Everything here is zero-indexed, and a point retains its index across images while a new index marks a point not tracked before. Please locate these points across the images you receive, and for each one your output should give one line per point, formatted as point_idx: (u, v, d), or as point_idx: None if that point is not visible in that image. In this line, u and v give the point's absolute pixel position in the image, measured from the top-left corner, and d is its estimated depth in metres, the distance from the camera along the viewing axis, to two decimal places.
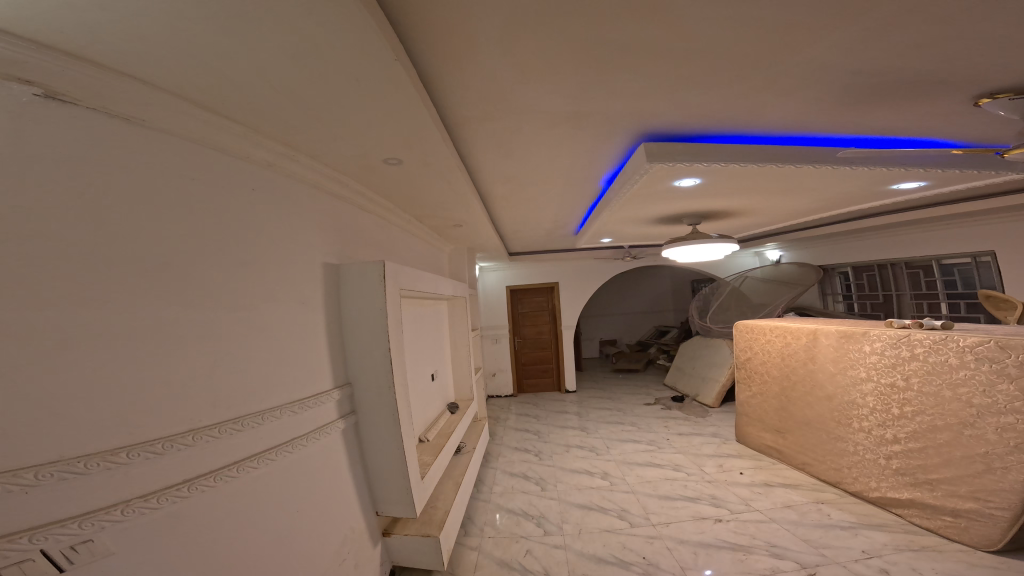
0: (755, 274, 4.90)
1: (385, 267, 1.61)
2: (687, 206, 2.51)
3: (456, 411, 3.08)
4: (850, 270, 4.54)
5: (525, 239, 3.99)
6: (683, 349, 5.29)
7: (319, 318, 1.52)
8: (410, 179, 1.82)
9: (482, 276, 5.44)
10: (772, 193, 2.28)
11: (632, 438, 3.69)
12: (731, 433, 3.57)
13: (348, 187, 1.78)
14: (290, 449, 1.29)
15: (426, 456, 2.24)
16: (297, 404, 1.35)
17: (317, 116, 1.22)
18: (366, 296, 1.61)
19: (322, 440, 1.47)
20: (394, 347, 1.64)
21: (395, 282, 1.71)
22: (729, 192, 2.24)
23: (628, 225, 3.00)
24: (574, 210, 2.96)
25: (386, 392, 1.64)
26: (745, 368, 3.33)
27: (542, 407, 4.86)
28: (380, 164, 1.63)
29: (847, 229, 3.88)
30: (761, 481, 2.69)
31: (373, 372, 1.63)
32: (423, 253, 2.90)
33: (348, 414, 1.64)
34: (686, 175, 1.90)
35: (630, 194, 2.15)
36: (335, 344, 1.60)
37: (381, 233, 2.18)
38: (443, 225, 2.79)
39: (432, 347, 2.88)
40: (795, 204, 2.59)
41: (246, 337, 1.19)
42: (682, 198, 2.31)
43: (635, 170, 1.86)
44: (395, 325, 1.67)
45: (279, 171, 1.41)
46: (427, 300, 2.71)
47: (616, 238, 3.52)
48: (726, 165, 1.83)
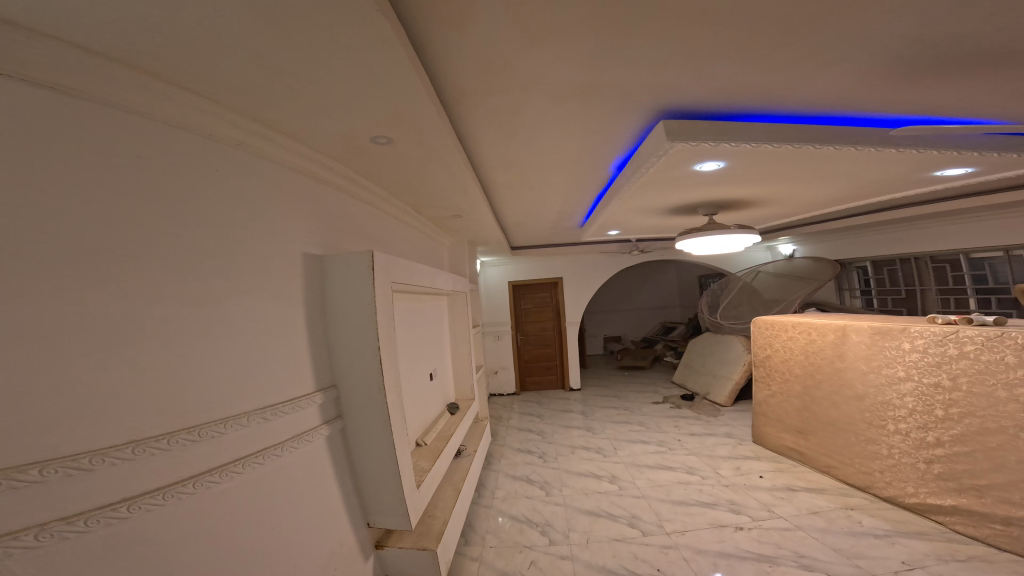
0: (769, 269, 4.67)
1: (375, 258, 1.41)
2: (706, 194, 2.32)
3: (457, 412, 2.93)
4: (870, 265, 4.34)
5: (527, 232, 3.80)
6: (692, 346, 5.11)
7: (300, 313, 1.35)
8: (403, 160, 1.65)
9: (483, 271, 5.27)
10: (801, 179, 2.10)
11: (641, 440, 3.53)
12: (745, 433, 3.41)
13: (334, 168, 1.61)
14: (261, 461, 1.13)
15: (425, 462, 2.09)
16: (270, 410, 1.18)
17: (287, 84, 1.05)
18: (353, 289, 1.40)
19: (302, 448, 1.31)
20: (388, 348, 1.47)
21: (387, 275, 1.52)
22: (755, 178, 2.06)
23: (639, 216, 2.82)
24: (581, 200, 2.78)
25: (376, 399, 1.46)
26: (763, 366, 3.16)
27: (547, 406, 4.71)
28: (367, 143, 1.46)
29: (869, 222, 3.68)
30: (783, 485, 2.53)
31: (359, 379, 1.45)
32: (421, 245, 2.74)
33: (334, 420, 1.47)
34: (707, 159, 1.73)
35: (644, 180, 1.97)
36: (317, 341, 1.43)
37: (372, 221, 2.01)
38: (440, 216, 2.62)
39: (431, 344, 2.71)
40: (822, 192, 2.41)
41: (207, 333, 1.03)
42: (702, 185, 2.13)
43: (652, 153, 1.68)
44: (389, 326, 1.48)
45: (251, 151, 1.25)
46: (425, 296, 2.56)
47: (624, 230, 3.34)
48: (755, 147, 1.64)
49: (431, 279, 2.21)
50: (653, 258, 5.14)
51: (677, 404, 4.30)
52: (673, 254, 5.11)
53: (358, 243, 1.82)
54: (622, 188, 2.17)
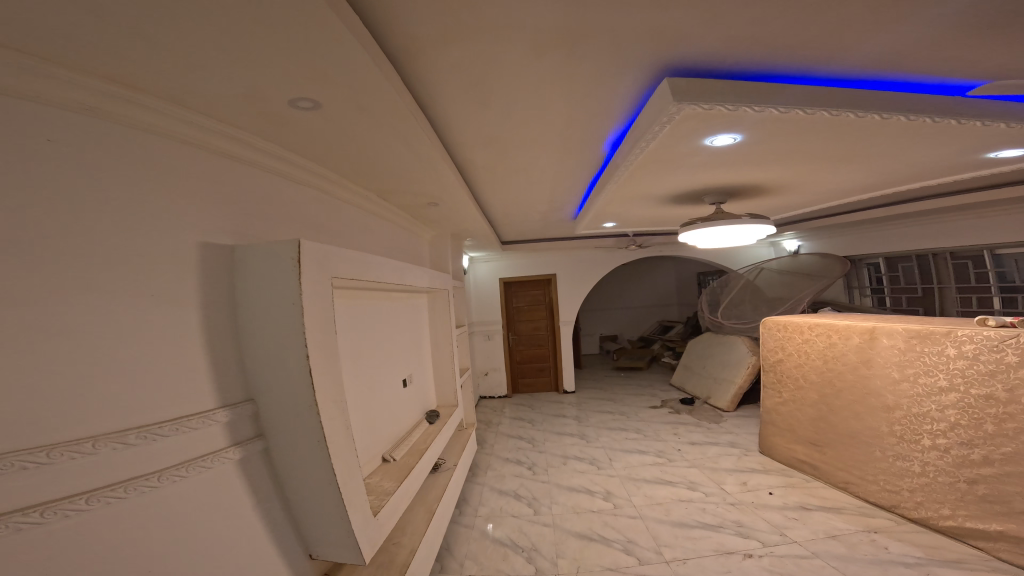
0: (772, 265, 4.40)
1: (303, 258, 1.06)
2: (714, 177, 2.04)
3: (436, 421, 2.61)
4: (882, 261, 4.08)
5: (517, 225, 3.51)
6: (692, 347, 4.84)
7: (196, 328, 1.02)
8: (349, 136, 1.32)
9: (471, 267, 4.97)
10: (825, 159, 1.82)
11: (639, 450, 3.26)
12: (751, 442, 3.16)
13: (264, 146, 1.28)
14: (121, 494, 0.85)
15: (388, 484, 1.77)
16: (137, 433, 0.88)
17: (120, 14, 0.72)
18: (274, 291, 1.05)
19: (202, 476, 1.01)
20: (326, 369, 1.14)
21: (328, 274, 1.17)
22: (774, 157, 1.78)
23: (637, 205, 2.54)
24: (573, 187, 2.49)
25: (309, 431, 1.13)
26: (774, 371, 2.90)
27: (538, 410, 4.43)
28: (291, 109, 1.12)
29: (887, 215, 3.42)
30: (796, 504, 2.26)
31: (282, 406, 1.13)
32: (396, 238, 2.43)
33: (250, 439, 1.15)
34: (721, 129, 1.44)
35: (644, 158, 1.67)
36: (230, 365, 1.11)
37: (329, 209, 1.69)
38: (416, 207, 2.31)
39: (405, 347, 2.40)
40: (845, 177, 2.14)
41: (14, 347, 0.73)
42: (712, 165, 1.85)
43: (652, 120, 1.37)
44: (326, 343, 1.14)
45: (112, 118, 0.92)
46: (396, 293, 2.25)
47: (620, 221, 3.06)
48: (782, 114, 1.34)
49: (401, 271, 1.89)
50: (652, 254, 4.87)
51: (677, 409, 4.04)
52: (672, 250, 4.84)
53: (301, 228, 1.49)
54: (614, 169, 1.87)
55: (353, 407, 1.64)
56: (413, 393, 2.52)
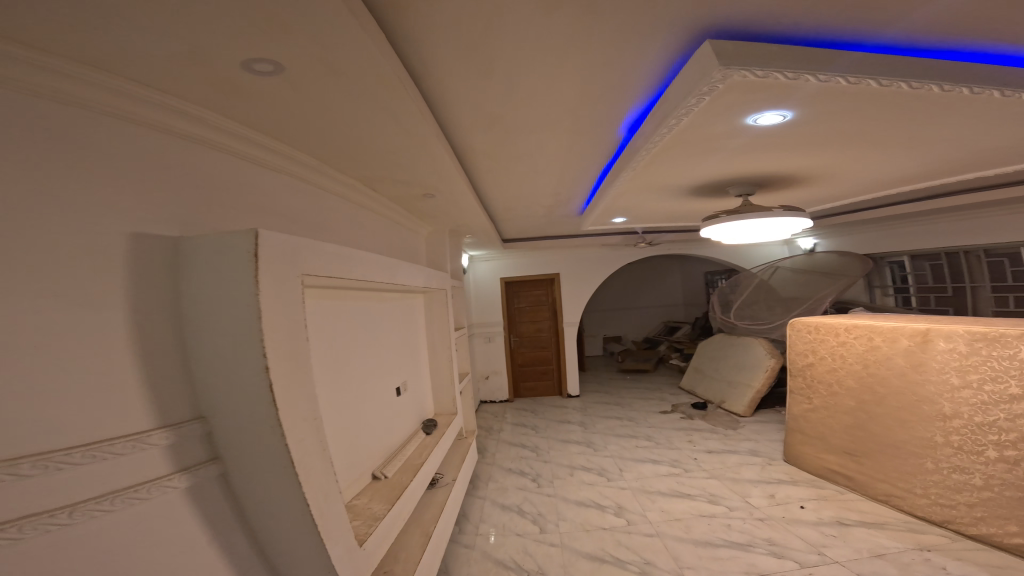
0: (786, 264, 4.21)
1: (263, 257, 0.86)
2: (748, 164, 1.84)
3: (434, 431, 2.41)
4: (907, 259, 3.85)
5: (519, 221, 3.31)
6: (702, 349, 4.64)
7: (130, 343, 0.82)
8: (326, 114, 1.12)
9: (471, 266, 4.77)
10: (873, 144, 1.63)
11: (651, 459, 3.06)
12: (773, 450, 2.96)
13: (226, 124, 1.08)
14: (15, 535, 0.66)
15: (378, 506, 1.53)
16: (39, 460, 0.69)
17: None
18: (228, 295, 0.85)
19: (137, 508, 0.82)
20: (294, 388, 0.93)
21: (297, 274, 0.97)
22: (819, 141, 1.58)
23: (653, 197, 2.35)
24: (583, 177, 2.27)
25: (278, 464, 0.94)
26: (802, 376, 2.71)
27: (541, 415, 4.22)
28: (251, 79, 0.92)
29: (916, 210, 3.22)
30: (832, 519, 2.10)
31: (244, 434, 0.93)
32: (389, 232, 2.22)
33: (203, 464, 0.95)
34: (767, 104, 1.23)
35: (672, 138, 1.45)
36: (174, 384, 0.90)
37: (311, 197, 1.48)
38: (412, 200, 2.10)
39: (398, 351, 2.19)
40: (887, 165, 1.94)
41: None
42: (747, 150, 1.65)
43: (687, 92, 1.15)
44: (293, 360, 0.93)
45: (2, 83, 0.72)
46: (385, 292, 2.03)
47: (632, 216, 2.86)
48: (849, 85, 1.13)
49: (391, 266, 1.68)
50: (660, 252, 4.67)
51: (689, 414, 3.84)
52: (681, 247, 4.63)
53: (278, 215, 1.28)
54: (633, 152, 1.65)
55: (328, 423, 1.42)
56: (407, 402, 2.31)
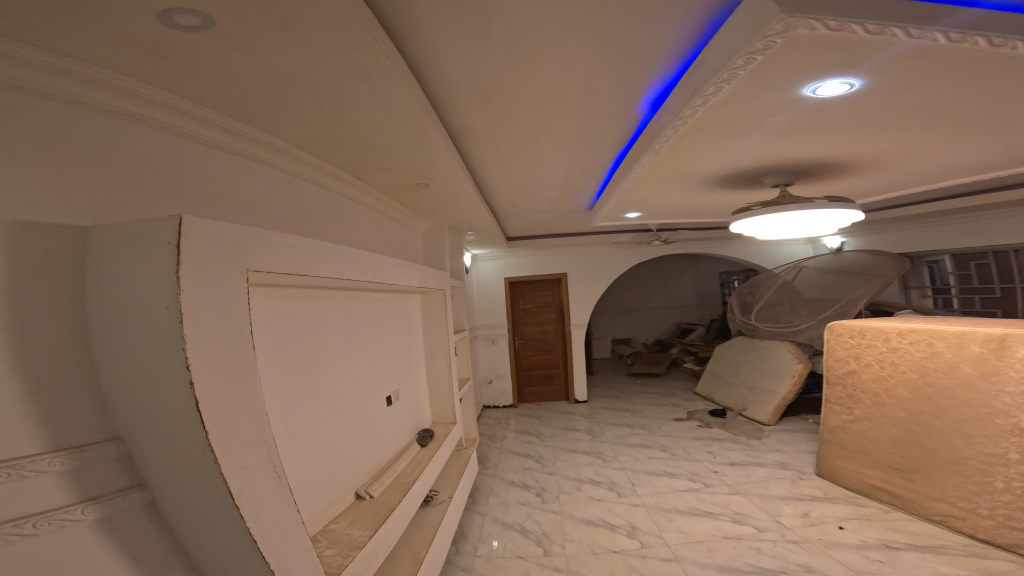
0: (812, 262, 3.91)
1: (186, 251, 0.67)
2: (793, 150, 1.63)
3: (430, 443, 2.21)
4: (949, 258, 3.57)
5: (524, 217, 3.11)
6: (719, 353, 4.38)
7: (15, 358, 0.65)
8: (283, 82, 0.93)
9: (473, 266, 4.57)
10: (943, 124, 1.40)
11: (667, 472, 2.83)
12: (802, 462, 2.73)
13: (159, 95, 0.89)
14: None
15: (359, 532, 1.34)
16: None
17: None
18: (139, 298, 0.67)
19: (28, 543, 0.65)
20: (233, 416, 0.75)
21: (238, 275, 0.78)
22: (880, 121, 1.36)
23: (675, 188, 2.13)
24: (595, 165, 2.06)
25: (213, 504, 0.75)
26: (843, 384, 2.51)
27: (547, 422, 4.01)
28: (173, 34, 0.73)
29: (963, 205, 2.94)
30: (878, 543, 1.90)
31: (176, 470, 0.74)
32: (380, 227, 2.03)
33: (122, 491, 0.77)
34: (831, 69, 1.01)
35: (707, 112, 1.23)
36: (81, 410, 0.73)
37: (280, 182, 1.30)
38: (405, 190, 1.91)
39: (389, 359, 2.00)
40: (950, 150, 1.70)
41: None
42: (791, 131, 1.42)
43: (730, 53, 0.93)
44: (230, 380, 0.75)
45: None
46: (374, 292, 1.84)
47: (647, 210, 2.64)
48: (948, 45, 0.89)
49: (376, 262, 1.48)
50: (673, 251, 4.42)
51: (707, 421, 3.60)
52: (696, 246, 4.38)
53: (232, 200, 1.10)
54: (655, 132, 1.43)
55: (292, 446, 1.22)
56: (401, 412, 2.12)
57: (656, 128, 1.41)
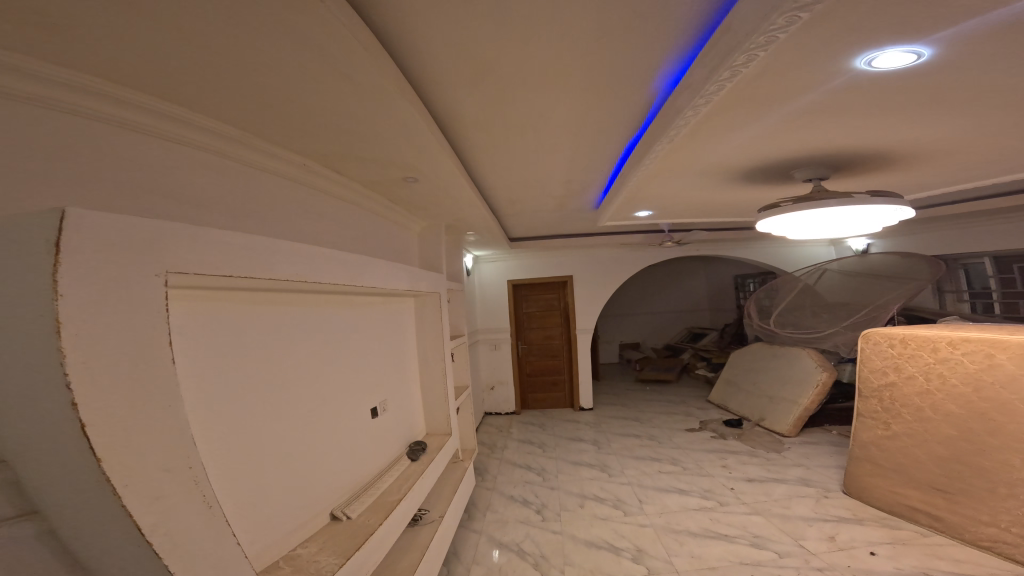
0: (835, 266, 3.72)
1: (70, 244, 0.55)
2: (834, 139, 1.45)
3: (422, 456, 2.05)
4: (991, 261, 3.30)
5: (526, 217, 2.96)
6: (734, 361, 4.14)
7: None
8: (223, 54, 0.81)
9: (476, 268, 4.43)
10: (1006, 104, 1.20)
11: (678, 488, 2.63)
12: (827, 479, 2.51)
13: (65, 74, 0.77)
14: None
15: (327, 559, 1.19)
16: None
17: None
18: (10, 301, 0.55)
19: None
20: (140, 443, 0.61)
21: (147, 274, 0.65)
22: (933, 101, 1.17)
23: (689, 182, 1.95)
24: (603, 159, 1.88)
25: (121, 547, 0.63)
26: (879, 397, 2.29)
27: (550, 430, 3.84)
28: None
29: (1009, 202, 2.69)
30: (916, 571, 1.70)
31: (73, 507, 0.61)
32: (367, 224, 1.90)
33: (10, 520, 0.63)
34: (888, 30, 0.83)
35: (736, 87, 1.04)
36: None
37: (238, 174, 1.18)
38: (393, 185, 1.78)
39: (374, 368, 1.86)
40: (1008, 138, 1.49)
41: None
42: (832, 112, 1.24)
43: (768, 12, 0.75)
44: (135, 403, 0.62)
45: None
46: (355, 297, 1.69)
47: (659, 208, 2.46)
48: None
49: (349, 264, 1.33)
50: (685, 252, 4.21)
51: (721, 432, 3.38)
52: (710, 247, 4.16)
53: (173, 192, 0.98)
54: (670, 115, 1.23)
55: (244, 468, 1.09)
56: (389, 423, 1.98)
57: (672, 110, 1.21)
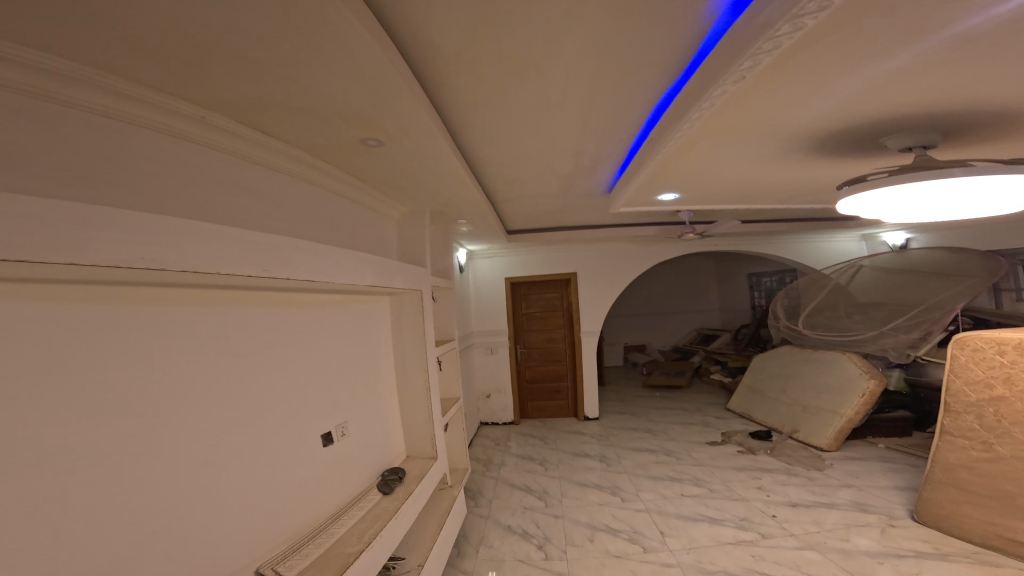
0: (874, 261, 3.36)
1: None
2: (967, 86, 1.08)
3: (396, 487, 1.66)
4: None
5: (526, 206, 2.58)
6: (756, 366, 3.76)
7: None
8: None
9: (470, 265, 4.04)
10: None
11: (706, 516, 2.26)
12: (888, 506, 2.15)
13: None
14: None
15: None
16: None
17: None
18: None
19: None
20: None
21: None
22: None
23: (740, 153, 1.58)
24: (629, 123, 1.49)
25: None
26: (981, 413, 1.95)
27: (554, 443, 3.47)
28: None
29: None
30: None
31: None
32: (324, 206, 1.51)
33: None
34: None
35: None
36: None
37: (63, 118, 0.80)
38: (356, 156, 1.39)
39: (326, 383, 1.46)
40: None
41: None
42: (998, 37, 0.86)
43: None
44: None
45: None
46: (300, 293, 1.32)
47: (687, 190, 2.08)
48: None
49: (265, 242, 0.94)
50: (703, 247, 3.84)
51: (748, 446, 3.00)
52: (729, 242, 3.77)
53: None
54: (746, 37, 0.85)
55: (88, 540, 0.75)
56: (353, 450, 1.59)
57: (750, 31, 0.83)
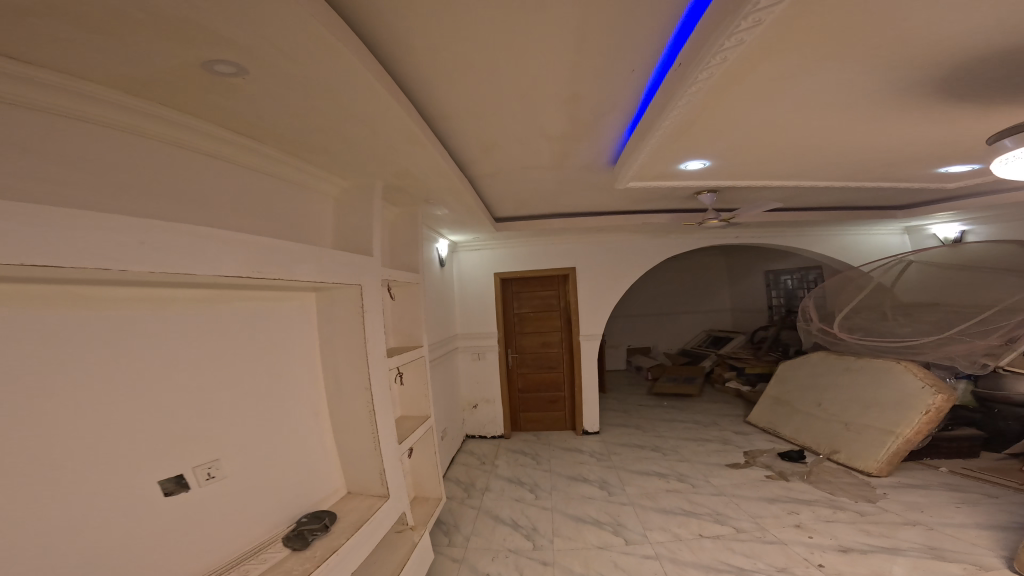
0: (926, 255, 2.92)
1: None
2: None
3: (315, 539, 1.23)
4: None
5: (512, 184, 2.12)
6: (783, 375, 3.30)
7: None
8: None
9: (454, 258, 3.60)
10: None
11: (733, 566, 1.80)
12: (970, 552, 1.70)
13: None
14: None
15: None
16: None
17: None
18: None
19: None
20: None
21: None
22: None
23: (811, 86, 1.11)
24: (648, 37, 1.01)
25: None
26: None
27: (549, 463, 3.01)
28: None
29: None
30: None
31: None
32: (177, 169, 1.06)
33: None
34: None
35: None
36: None
37: None
38: (206, 84, 0.93)
39: (170, 411, 0.99)
40: None
41: None
42: None
43: None
44: None
45: None
46: (100, 279, 0.83)
47: (721, 155, 1.62)
48: None
49: None
50: (719, 238, 3.38)
51: (778, 470, 2.54)
52: (752, 235, 3.35)
53: None
54: None
55: None
56: (239, 500, 1.14)
57: None
